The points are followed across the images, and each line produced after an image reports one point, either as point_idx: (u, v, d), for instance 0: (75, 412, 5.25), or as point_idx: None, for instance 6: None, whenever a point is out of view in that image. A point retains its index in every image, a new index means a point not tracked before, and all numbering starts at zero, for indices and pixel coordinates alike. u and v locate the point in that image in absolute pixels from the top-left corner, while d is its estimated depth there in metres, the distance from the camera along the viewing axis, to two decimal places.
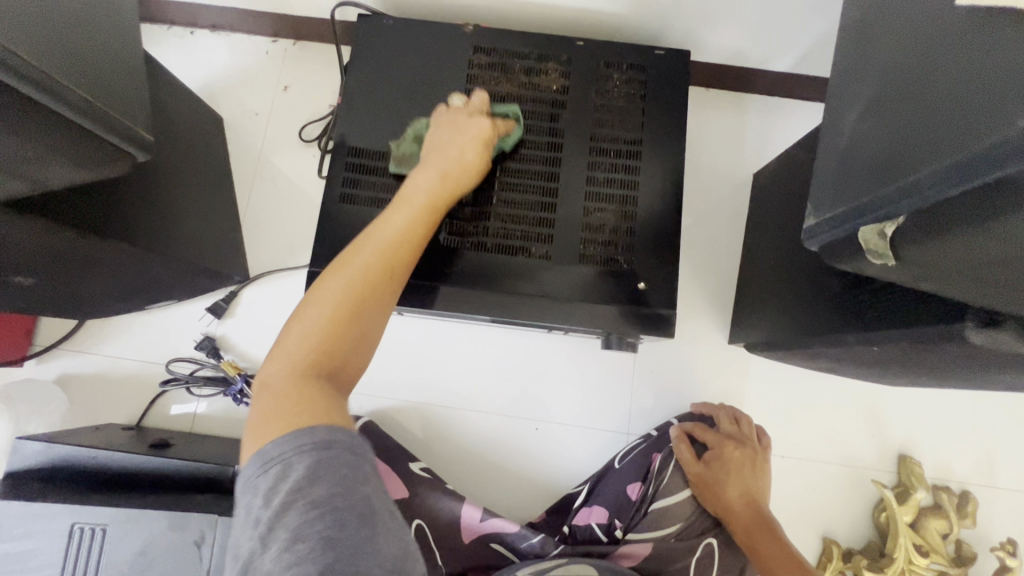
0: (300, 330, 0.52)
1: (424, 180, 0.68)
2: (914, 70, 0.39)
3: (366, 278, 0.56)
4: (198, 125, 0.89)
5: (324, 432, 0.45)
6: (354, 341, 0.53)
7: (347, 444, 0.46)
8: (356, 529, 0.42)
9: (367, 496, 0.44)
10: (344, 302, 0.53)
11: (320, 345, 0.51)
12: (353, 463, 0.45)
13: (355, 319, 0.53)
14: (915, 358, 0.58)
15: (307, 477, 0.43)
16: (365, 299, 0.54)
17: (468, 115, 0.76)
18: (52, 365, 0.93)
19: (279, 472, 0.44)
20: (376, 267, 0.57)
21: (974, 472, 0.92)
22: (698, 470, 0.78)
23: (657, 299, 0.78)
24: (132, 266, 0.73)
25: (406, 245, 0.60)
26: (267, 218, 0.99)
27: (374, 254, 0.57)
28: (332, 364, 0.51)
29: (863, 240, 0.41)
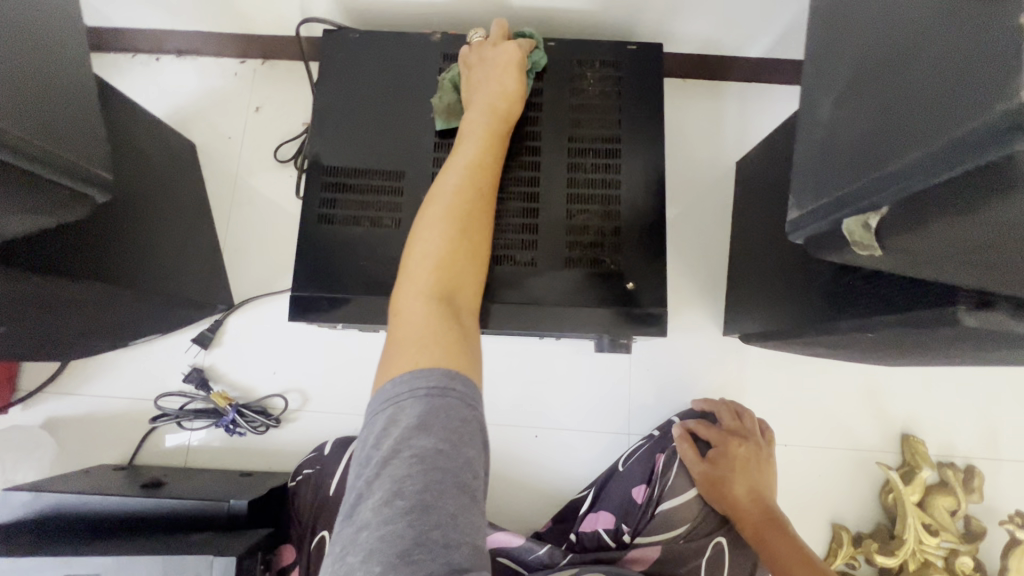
0: (421, 262, 0.54)
1: (476, 113, 0.70)
2: (892, 53, 0.37)
3: (463, 195, 0.59)
4: (166, 154, 0.87)
5: (441, 374, 0.44)
6: (462, 265, 0.55)
7: (466, 396, 0.44)
8: (454, 497, 0.40)
9: (468, 460, 0.42)
10: (452, 228, 0.56)
11: (437, 272, 0.53)
12: (462, 420, 0.43)
13: (466, 247, 0.56)
14: (911, 343, 0.57)
15: (422, 423, 0.42)
16: (466, 220, 0.58)
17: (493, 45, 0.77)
18: (39, 411, 0.91)
19: (397, 411, 0.43)
20: (466, 196, 0.60)
21: (978, 446, 0.92)
22: (702, 469, 0.77)
23: (648, 297, 0.76)
24: (105, 304, 0.71)
25: (482, 168, 0.64)
26: (249, 243, 0.98)
27: (455, 194, 0.59)
28: (449, 290, 0.53)
29: (848, 232, 0.40)
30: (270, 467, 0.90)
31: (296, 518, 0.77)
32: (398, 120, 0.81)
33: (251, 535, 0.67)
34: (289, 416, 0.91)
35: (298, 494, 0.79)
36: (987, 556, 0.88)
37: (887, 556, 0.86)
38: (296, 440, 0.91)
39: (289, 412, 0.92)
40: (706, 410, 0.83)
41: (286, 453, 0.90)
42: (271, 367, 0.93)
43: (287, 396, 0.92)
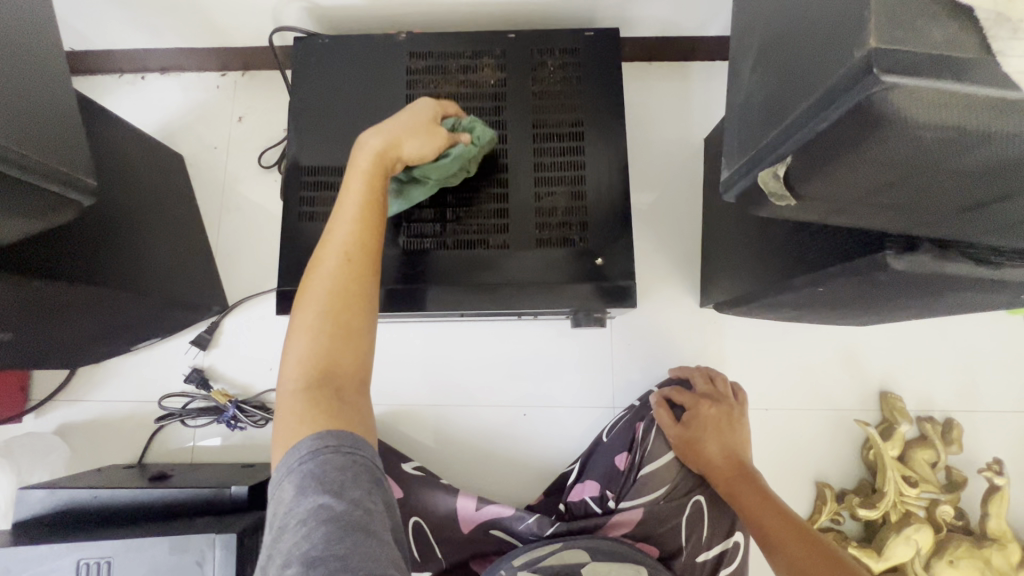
0: (295, 344, 0.53)
1: (369, 142, 0.63)
2: (792, 15, 0.40)
3: (345, 262, 0.56)
4: (155, 167, 0.91)
5: (311, 440, 0.48)
6: (342, 339, 0.53)
7: (342, 446, 0.48)
8: (343, 536, 0.43)
9: (353, 502, 0.45)
10: (326, 305, 0.53)
11: (314, 357, 0.52)
12: (342, 471, 0.46)
13: (343, 319, 0.54)
14: (858, 293, 0.60)
15: (299, 491, 0.46)
16: (342, 295, 0.54)
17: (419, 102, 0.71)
18: (51, 418, 0.96)
19: (278, 494, 0.47)
20: (348, 258, 0.56)
21: (955, 399, 0.94)
22: (677, 431, 0.80)
23: (617, 272, 0.79)
24: (103, 307, 0.76)
25: (368, 218, 0.58)
26: (239, 247, 1.02)
27: (337, 257, 0.56)
28: (324, 370, 0.52)
29: (764, 184, 0.43)
30: (271, 458, 0.94)
31: None
32: (370, 119, 0.85)
33: (252, 516, 0.71)
34: None
35: None
36: (969, 505, 0.89)
37: (870, 509, 0.87)
38: None
39: None
40: (682, 377, 0.87)
41: None
42: (267, 364, 0.97)
43: None
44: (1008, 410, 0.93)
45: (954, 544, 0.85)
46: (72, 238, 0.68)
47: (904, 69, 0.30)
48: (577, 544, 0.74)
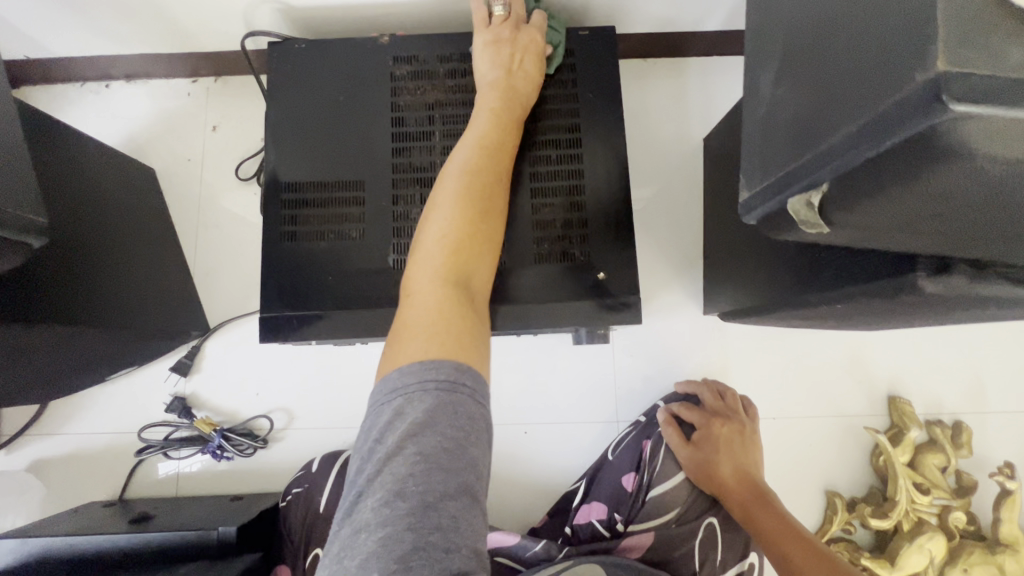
0: (427, 257, 0.56)
1: (484, 111, 0.72)
2: (823, 26, 0.37)
3: (469, 194, 0.62)
4: (121, 186, 0.85)
5: (449, 373, 0.45)
6: (471, 256, 0.58)
7: (473, 392, 0.46)
8: (455, 498, 0.41)
9: (471, 462, 0.43)
10: (460, 226, 0.59)
11: (445, 270, 0.55)
12: (463, 417, 0.44)
13: (473, 241, 0.59)
14: (879, 310, 0.57)
15: (427, 420, 0.43)
16: (474, 218, 0.60)
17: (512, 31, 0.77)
18: (23, 454, 0.90)
19: (402, 407, 0.44)
20: (473, 190, 0.63)
21: (964, 401, 0.92)
22: (688, 452, 0.77)
23: (619, 286, 0.76)
24: (68, 343, 0.70)
25: (487, 164, 0.67)
26: (219, 265, 0.96)
27: (463, 186, 0.62)
28: (459, 280, 0.55)
29: (793, 212, 0.39)
30: (261, 489, 0.89)
31: (288, 536, 0.78)
32: (355, 129, 0.79)
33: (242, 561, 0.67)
34: (275, 435, 0.91)
35: (290, 513, 0.80)
36: (980, 509, 0.88)
37: (881, 520, 0.85)
38: (285, 460, 0.90)
39: (275, 431, 0.91)
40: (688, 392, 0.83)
41: (276, 473, 0.90)
42: (253, 388, 0.92)
43: (271, 416, 0.91)
44: (1016, 410, 0.92)
45: (967, 551, 0.84)
46: (24, 280, 0.63)
47: (978, 94, 0.26)
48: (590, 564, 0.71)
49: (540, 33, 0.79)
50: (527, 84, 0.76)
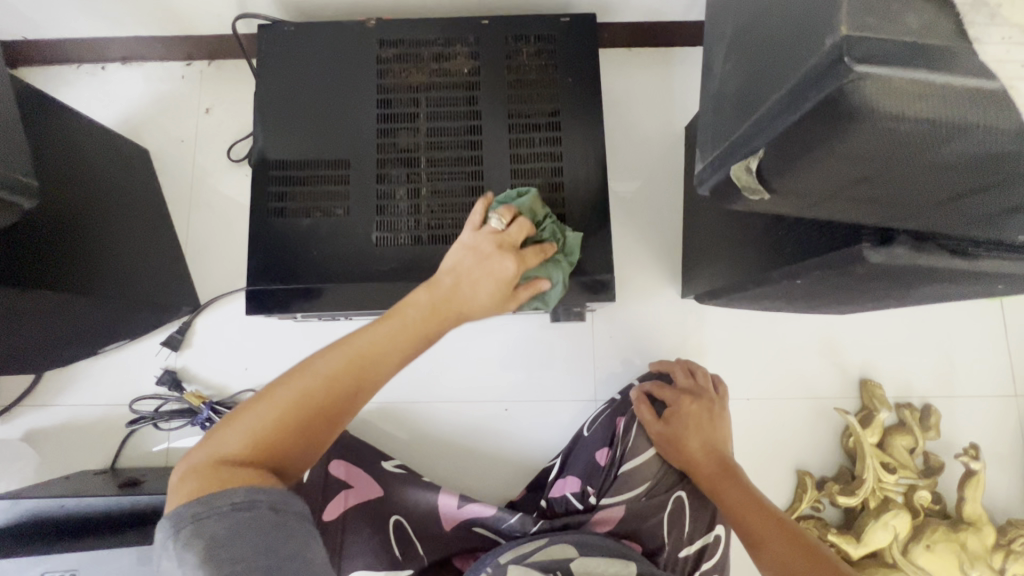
0: (288, 381, 0.48)
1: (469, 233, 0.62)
2: (764, 3, 0.39)
3: (391, 338, 0.52)
4: (114, 164, 0.87)
5: (185, 508, 0.42)
6: (338, 409, 0.49)
7: (272, 503, 0.43)
8: (272, 552, 0.41)
9: (295, 553, 0.42)
10: (341, 367, 0.49)
11: (297, 402, 0.47)
12: (252, 527, 0.42)
13: (333, 399, 0.48)
14: (836, 286, 0.59)
15: (220, 540, 0.41)
16: (354, 377, 0.50)
17: (496, 243, 0.61)
18: (18, 424, 0.93)
19: (193, 532, 0.41)
20: (396, 355, 0.52)
21: (933, 386, 0.95)
22: (658, 428, 0.79)
23: (594, 265, 0.78)
24: (60, 309, 0.73)
25: (414, 342, 0.53)
26: (210, 244, 0.99)
27: (386, 340, 0.52)
28: (277, 451, 0.46)
29: (736, 178, 0.41)
30: None
31: None
32: (341, 110, 0.82)
33: None
34: None
35: None
36: (946, 489, 0.90)
37: (848, 496, 0.88)
38: None
39: None
40: (662, 372, 0.86)
41: None
42: (242, 363, 0.95)
43: (259, 390, 0.94)
44: (984, 395, 0.94)
45: (931, 528, 0.86)
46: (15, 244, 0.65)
47: (878, 56, 0.29)
48: (566, 541, 0.71)
49: (537, 253, 0.64)
50: (505, 293, 0.60)
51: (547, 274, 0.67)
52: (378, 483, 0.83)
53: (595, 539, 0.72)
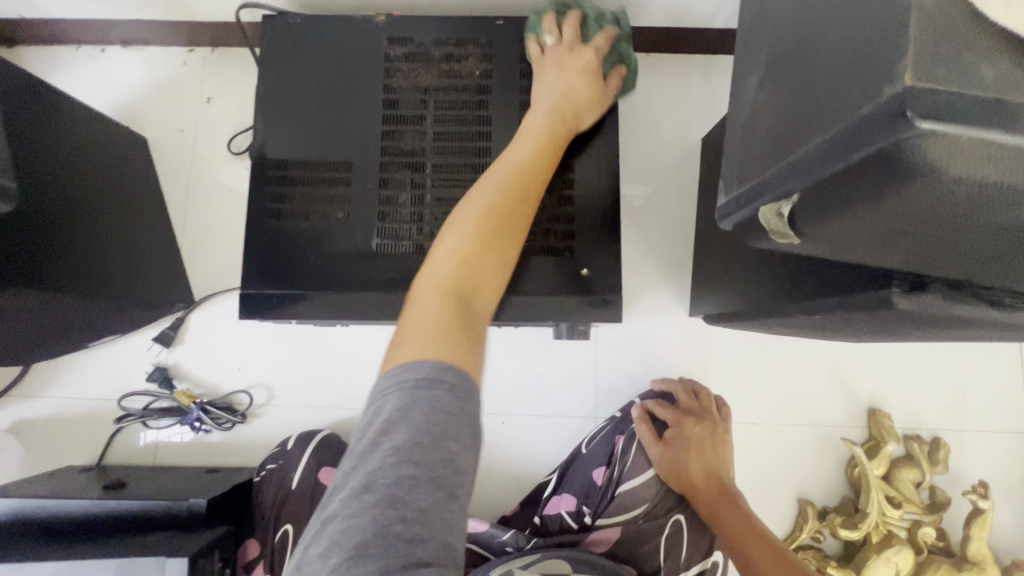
0: (446, 253, 0.54)
1: (538, 115, 0.70)
2: (808, 36, 0.36)
3: (496, 198, 0.58)
4: (109, 153, 0.84)
5: (428, 368, 0.43)
6: (491, 264, 0.55)
7: (456, 387, 0.42)
8: (427, 492, 0.38)
9: (443, 447, 0.39)
10: (482, 229, 0.55)
11: (458, 278, 0.51)
12: (441, 410, 0.41)
13: (487, 263, 0.54)
14: (858, 324, 0.56)
15: (404, 415, 0.40)
16: (500, 221, 0.57)
17: (569, 49, 0.74)
18: (4, 414, 0.91)
19: (382, 407, 0.42)
20: (505, 198, 0.59)
21: (943, 418, 0.92)
22: (659, 449, 0.77)
23: (601, 282, 0.75)
24: (42, 307, 0.70)
25: (516, 195, 0.61)
26: (207, 239, 0.96)
27: (494, 192, 0.59)
28: (465, 291, 0.51)
29: (764, 221, 0.39)
30: (236, 463, 0.90)
31: (261, 509, 0.79)
32: (345, 109, 0.78)
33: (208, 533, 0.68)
34: (254, 411, 0.91)
35: (262, 488, 0.80)
36: (950, 526, 0.88)
37: (850, 530, 0.86)
38: (263, 435, 0.91)
39: (254, 407, 0.91)
40: (665, 390, 0.83)
41: (252, 448, 0.90)
42: (235, 363, 0.93)
43: (251, 391, 0.92)
44: (995, 430, 0.92)
45: (933, 566, 0.84)
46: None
47: (941, 112, 0.26)
48: (558, 558, 0.72)
49: (607, 39, 0.74)
50: (591, 86, 0.72)
51: (620, 53, 0.76)
52: None
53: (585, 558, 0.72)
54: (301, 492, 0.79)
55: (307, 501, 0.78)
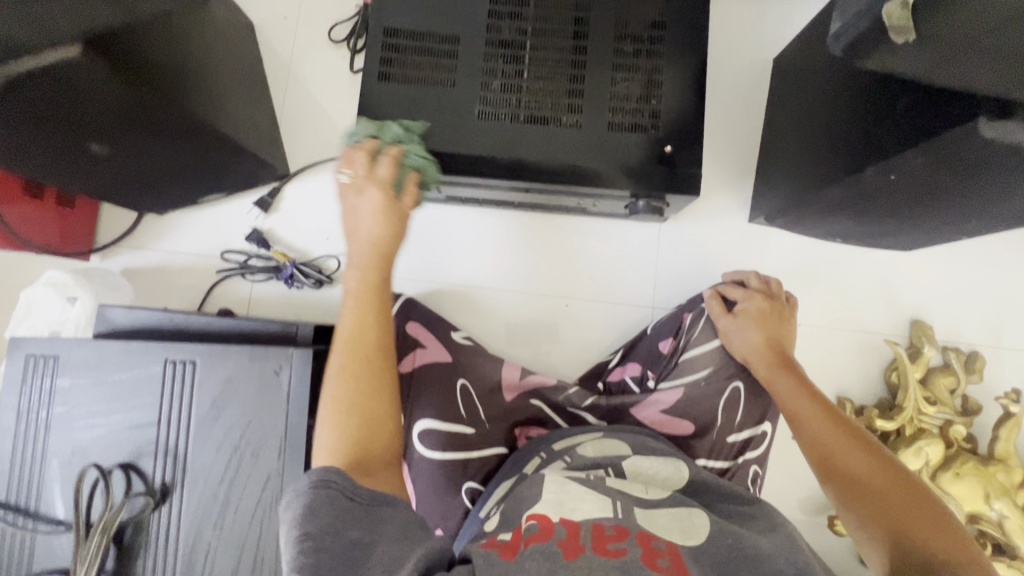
0: (323, 435, 0.52)
1: (369, 224, 0.60)
2: None
3: (361, 383, 0.54)
4: (234, 20, 0.91)
5: (318, 472, 0.48)
6: (383, 427, 0.54)
7: (345, 488, 0.47)
8: (354, 529, 0.45)
9: (330, 526, 0.45)
10: (351, 406, 0.53)
11: (346, 410, 0.53)
12: (341, 513, 0.46)
13: (370, 417, 0.53)
14: (931, 178, 0.62)
15: (305, 518, 0.46)
16: (370, 393, 0.54)
17: (371, 186, 0.62)
18: (116, 260, 1.00)
19: (287, 509, 0.47)
20: (378, 391, 0.54)
21: (983, 335, 0.97)
22: (726, 320, 0.83)
23: (682, 159, 0.81)
24: (188, 138, 0.76)
25: (373, 329, 0.57)
26: (304, 118, 1.04)
27: (349, 375, 0.54)
28: (357, 454, 0.51)
29: (889, 15, 0.46)
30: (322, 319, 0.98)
31: None
32: None
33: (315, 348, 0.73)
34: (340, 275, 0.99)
35: None
36: (980, 430, 0.94)
37: (886, 420, 0.92)
38: None
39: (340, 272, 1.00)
40: (735, 280, 0.90)
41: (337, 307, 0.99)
42: (325, 232, 1.01)
43: (339, 258, 1.00)
44: None
45: (961, 459, 0.90)
46: (171, 60, 0.68)
47: None
48: (619, 440, 0.76)
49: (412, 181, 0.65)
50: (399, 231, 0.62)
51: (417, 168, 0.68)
52: (448, 349, 0.89)
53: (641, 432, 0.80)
54: (392, 339, 0.88)
55: (396, 345, 0.87)
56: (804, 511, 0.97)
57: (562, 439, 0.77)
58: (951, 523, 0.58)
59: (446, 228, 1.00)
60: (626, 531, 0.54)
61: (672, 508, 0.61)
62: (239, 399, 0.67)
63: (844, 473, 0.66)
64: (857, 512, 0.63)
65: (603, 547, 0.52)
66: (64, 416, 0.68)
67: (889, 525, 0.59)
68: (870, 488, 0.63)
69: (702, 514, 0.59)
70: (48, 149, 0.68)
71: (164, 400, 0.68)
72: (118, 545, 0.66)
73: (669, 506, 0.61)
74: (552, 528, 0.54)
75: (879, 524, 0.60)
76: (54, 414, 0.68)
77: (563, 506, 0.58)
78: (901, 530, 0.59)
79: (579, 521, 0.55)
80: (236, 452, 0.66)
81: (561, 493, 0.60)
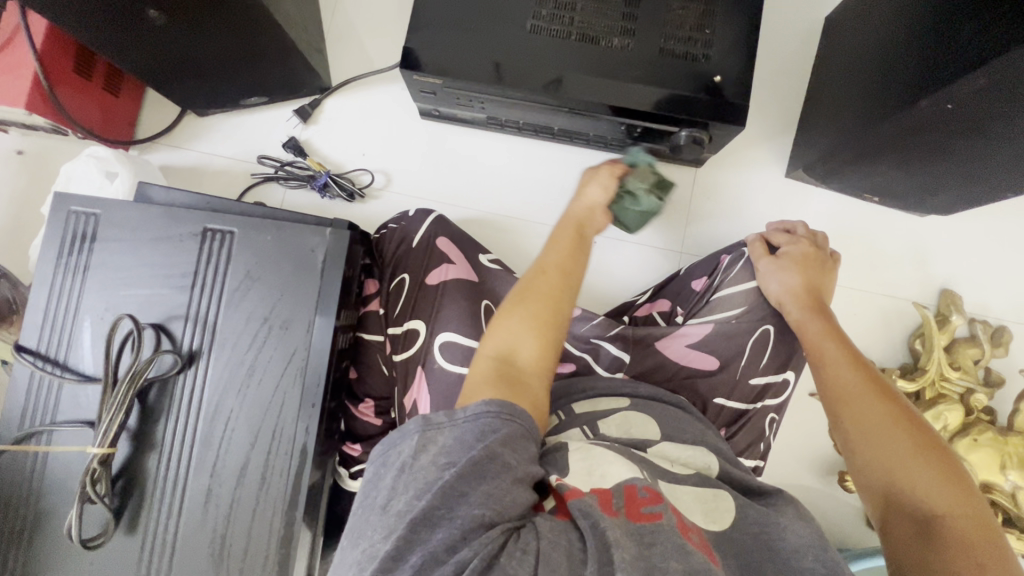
0: (492, 341, 0.59)
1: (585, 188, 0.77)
2: None
3: (535, 289, 0.62)
4: None
5: (476, 406, 0.50)
6: (529, 329, 0.59)
7: (497, 415, 0.49)
8: (483, 484, 0.45)
9: (485, 453, 0.46)
10: (516, 306, 0.61)
11: (518, 301, 0.61)
12: (502, 435, 0.48)
13: (534, 319, 0.60)
14: (992, 108, 0.62)
15: (456, 442, 0.48)
16: (532, 301, 0.61)
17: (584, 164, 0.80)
18: (153, 156, 1.02)
19: (430, 433, 0.48)
20: (546, 301, 0.61)
21: (1011, 311, 0.96)
22: (766, 262, 0.81)
23: (730, 91, 0.81)
24: (242, 21, 0.77)
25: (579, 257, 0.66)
26: (350, 33, 1.03)
27: (519, 287, 0.63)
28: (512, 355, 0.57)
29: None
30: None
31: (380, 261, 0.86)
32: None
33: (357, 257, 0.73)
34: (371, 192, 1.00)
35: (383, 241, 0.87)
36: (999, 405, 0.94)
37: (908, 381, 0.92)
38: (378, 215, 1.00)
39: (371, 189, 1.00)
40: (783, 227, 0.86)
41: (366, 223, 0.99)
42: (361, 149, 1.01)
43: (372, 175, 1.00)
44: None
45: (980, 428, 0.90)
46: None
47: None
48: (648, 415, 0.73)
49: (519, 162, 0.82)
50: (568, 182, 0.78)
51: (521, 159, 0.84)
52: (474, 269, 0.87)
53: (666, 399, 0.78)
54: (419, 252, 0.87)
55: (423, 260, 0.86)
56: (812, 471, 0.97)
57: (585, 402, 0.76)
58: (962, 485, 0.58)
59: (483, 155, 1.01)
60: (660, 496, 0.53)
61: (694, 489, 0.61)
62: (271, 274, 0.67)
63: (854, 426, 0.66)
64: (864, 462, 0.64)
65: (636, 512, 0.50)
66: (99, 274, 0.68)
67: (893, 484, 0.61)
68: (883, 442, 0.63)
69: (728, 498, 0.60)
70: (106, 13, 0.70)
71: (198, 268, 0.68)
72: (142, 403, 0.66)
73: (694, 485, 0.62)
74: (586, 491, 0.51)
75: (884, 479, 0.61)
76: (90, 271, 0.68)
77: (593, 474, 0.55)
78: (904, 485, 0.60)
79: (611, 489, 0.53)
80: (265, 325, 0.67)
81: (590, 462, 0.57)
